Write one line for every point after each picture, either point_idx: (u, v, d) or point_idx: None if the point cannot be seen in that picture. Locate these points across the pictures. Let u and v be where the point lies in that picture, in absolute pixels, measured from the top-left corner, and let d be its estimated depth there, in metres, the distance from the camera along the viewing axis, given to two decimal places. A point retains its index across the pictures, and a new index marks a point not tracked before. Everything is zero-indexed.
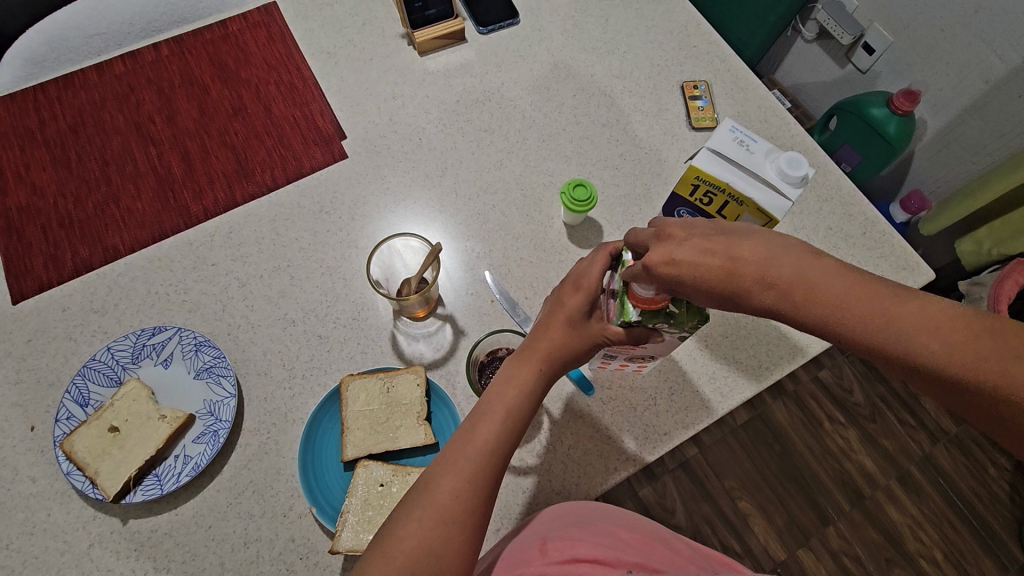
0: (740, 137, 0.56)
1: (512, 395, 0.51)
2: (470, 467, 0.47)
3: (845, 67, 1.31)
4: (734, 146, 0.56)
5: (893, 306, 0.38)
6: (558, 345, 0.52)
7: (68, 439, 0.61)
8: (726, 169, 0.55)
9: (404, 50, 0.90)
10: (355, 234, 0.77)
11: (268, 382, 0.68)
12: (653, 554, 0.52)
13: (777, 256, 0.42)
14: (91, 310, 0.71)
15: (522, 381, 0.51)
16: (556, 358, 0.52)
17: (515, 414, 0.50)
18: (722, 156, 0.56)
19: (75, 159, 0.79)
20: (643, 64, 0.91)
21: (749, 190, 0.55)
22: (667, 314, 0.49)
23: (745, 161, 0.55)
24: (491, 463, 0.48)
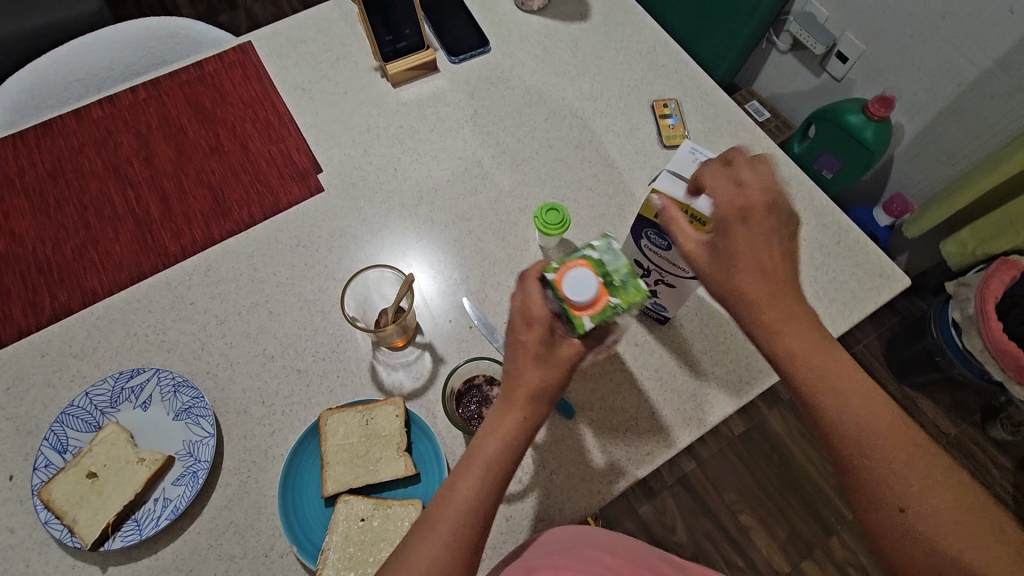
0: (701, 159, 0.59)
1: (493, 445, 0.50)
2: (456, 525, 0.47)
3: (820, 75, 1.33)
4: (694, 167, 0.58)
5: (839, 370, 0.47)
6: (529, 387, 0.51)
7: (45, 488, 0.61)
8: (687, 186, 0.57)
9: (378, 82, 0.91)
10: (333, 266, 0.78)
11: (248, 419, 0.68)
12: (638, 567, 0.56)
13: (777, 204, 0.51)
14: (69, 355, 0.71)
15: (502, 432, 0.50)
16: (528, 401, 0.51)
17: (499, 463, 0.49)
18: (683, 176, 0.58)
19: (53, 205, 0.79)
20: (613, 85, 0.93)
21: (696, 202, 0.55)
22: (613, 306, 0.49)
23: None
24: (478, 515, 0.48)
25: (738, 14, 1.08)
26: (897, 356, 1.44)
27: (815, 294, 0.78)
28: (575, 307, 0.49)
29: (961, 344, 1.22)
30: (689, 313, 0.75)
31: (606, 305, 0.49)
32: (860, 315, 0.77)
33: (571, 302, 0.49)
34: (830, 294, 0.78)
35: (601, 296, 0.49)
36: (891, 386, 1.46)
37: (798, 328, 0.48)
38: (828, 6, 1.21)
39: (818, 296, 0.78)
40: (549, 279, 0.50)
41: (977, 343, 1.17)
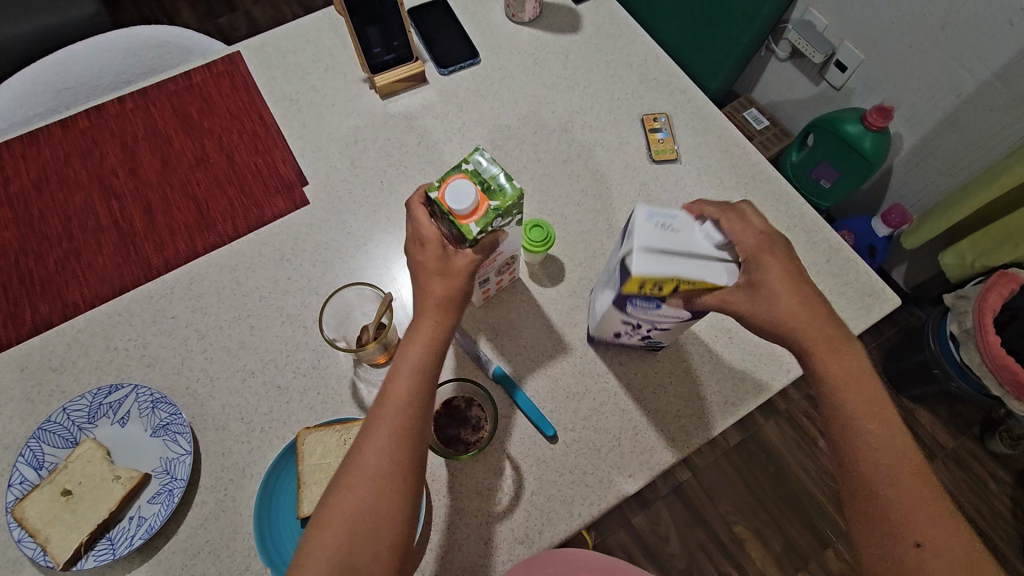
0: (657, 220, 0.55)
1: (418, 350, 0.55)
2: (399, 413, 0.52)
3: (819, 84, 1.32)
4: (659, 233, 0.54)
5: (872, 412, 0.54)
6: (437, 294, 0.57)
7: (19, 505, 0.60)
8: (667, 258, 0.53)
9: (366, 93, 0.91)
10: (316, 280, 0.77)
11: (226, 437, 0.67)
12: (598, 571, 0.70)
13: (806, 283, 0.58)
14: (49, 369, 0.71)
15: (424, 334, 0.56)
16: (438, 305, 0.57)
17: (427, 360, 0.55)
18: (658, 247, 0.53)
19: (37, 216, 0.79)
20: (603, 98, 0.92)
21: (700, 267, 0.54)
22: (495, 211, 0.56)
23: (680, 243, 0.54)
24: (419, 402, 0.53)
25: (737, 23, 1.07)
26: (893, 369, 1.43)
27: None
28: (460, 216, 0.55)
29: (958, 357, 1.21)
30: None
31: (486, 210, 0.56)
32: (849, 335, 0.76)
33: (456, 211, 0.54)
34: None
35: (480, 204, 0.56)
36: None
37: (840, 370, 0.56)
38: (827, 15, 1.20)
39: None
40: (432, 196, 0.56)
41: (973, 357, 1.16)
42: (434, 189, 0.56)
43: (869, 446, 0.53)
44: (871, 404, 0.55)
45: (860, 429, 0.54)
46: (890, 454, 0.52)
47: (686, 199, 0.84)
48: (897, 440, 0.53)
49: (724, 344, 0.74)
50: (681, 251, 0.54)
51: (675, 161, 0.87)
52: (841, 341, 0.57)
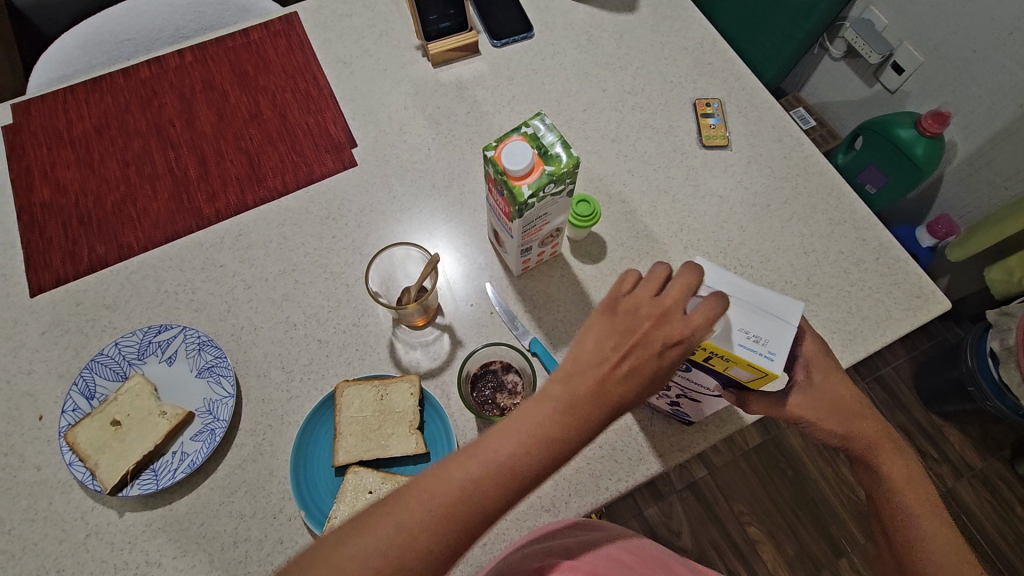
0: (761, 348, 0.50)
1: (519, 443, 0.41)
2: (438, 523, 0.39)
3: (873, 86, 1.27)
4: (771, 329, 0.51)
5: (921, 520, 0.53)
6: (610, 400, 0.42)
7: (72, 430, 0.63)
8: (762, 298, 0.53)
9: (418, 61, 0.91)
10: (360, 241, 0.78)
11: (267, 383, 0.69)
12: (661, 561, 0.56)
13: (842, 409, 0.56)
14: (103, 306, 0.73)
15: (540, 430, 0.41)
16: (597, 416, 0.42)
17: (529, 470, 0.41)
18: (768, 310, 0.52)
19: (97, 159, 0.82)
20: (655, 80, 0.91)
21: (732, 282, 0.54)
22: (548, 175, 0.56)
23: (751, 308, 0.52)
24: (477, 524, 0.40)
25: (793, 17, 1.05)
26: (924, 383, 1.39)
27: (848, 310, 0.76)
28: (513, 177, 0.56)
29: (996, 376, 1.17)
30: None
31: (540, 174, 0.57)
32: (894, 334, 0.74)
33: (511, 172, 0.56)
34: (863, 311, 0.76)
35: (535, 166, 0.57)
36: (917, 412, 1.41)
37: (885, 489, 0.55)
38: (888, 14, 1.16)
39: (851, 312, 0.75)
40: (488, 155, 0.58)
41: (1013, 377, 1.12)
42: (491, 149, 0.57)
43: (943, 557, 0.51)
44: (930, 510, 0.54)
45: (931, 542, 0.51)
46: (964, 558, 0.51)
47: (734, 187, 0.83)
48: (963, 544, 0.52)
49: None
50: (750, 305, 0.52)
51: (726, 148, 0.86)
52: (896, 439, 0.57)
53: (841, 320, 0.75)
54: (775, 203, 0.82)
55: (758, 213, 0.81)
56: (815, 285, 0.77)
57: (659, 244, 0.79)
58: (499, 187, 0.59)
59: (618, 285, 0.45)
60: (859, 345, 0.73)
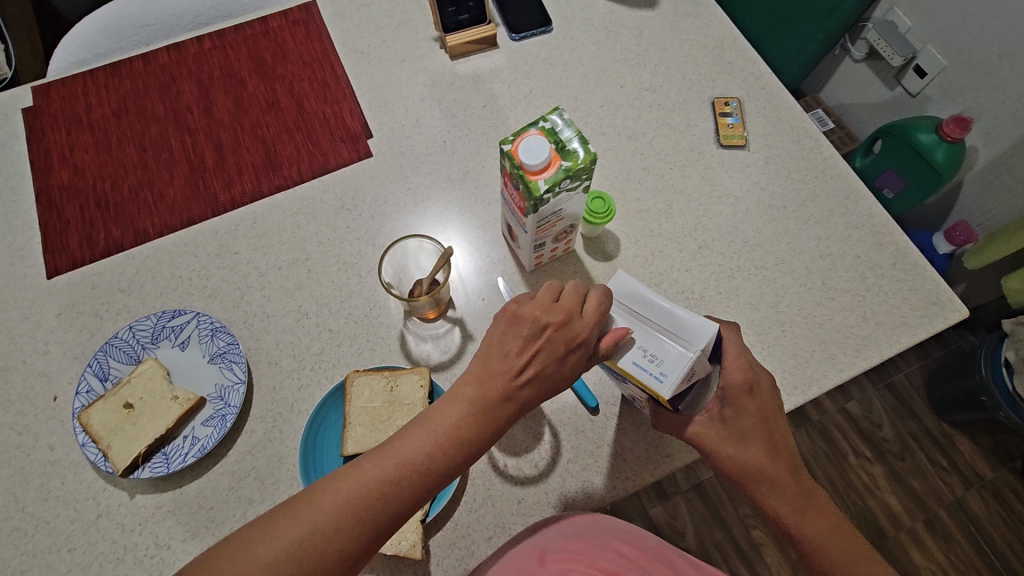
0: (654, 368, 0.49)
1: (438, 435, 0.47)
2: (353, 504, 0.44)
3: (894, 89, 1.25)
4: (668, 350, 0.49)
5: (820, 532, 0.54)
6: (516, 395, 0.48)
7: (85, 411, 0.64)
8: (672, 316, 0.51)
9: (436, 53, 0.90)
10: (373, 232, 0.78)
11: (278, 371, 0.70)
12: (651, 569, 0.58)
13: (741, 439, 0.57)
14: (118, 290, 0.74)
15: (452, 427, 0.47)
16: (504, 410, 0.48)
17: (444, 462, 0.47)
18: (674, 332, 0.50)
19: (115, 144, 0.82)
20: (674, 77, 0.90)
21: (643, 299, 0.52)
22: (564, 171, 0.56)
23: (657, 334, 0.50)
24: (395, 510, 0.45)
25: (815, 16, 1.03)
26: (935, 392, 1.38)
27: (863, 315, 0.75)
28: (530, 172, 0.56)
29: (1011, 386, 1.15)
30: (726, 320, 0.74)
31: (556, 169, 0.56)
32: (909, 341, 0.73)
33: (527, 166, 0.55)
34: (878, 317, 0.75)
35: (552, 161, 0.56)
36: (927, 421, 1.40)
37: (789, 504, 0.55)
38: (912, 16, 1.13)
39: (866, 317, 0.74)
40: (505, 149, 0.57)
41: None
42: (508, 143, 0.57)
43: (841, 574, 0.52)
44: (834, 526, 0.55)
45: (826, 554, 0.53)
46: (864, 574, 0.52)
47: (751, 188, 0.82)
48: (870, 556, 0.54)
49: (777, 337, 0.73)
50: (657, 330, 0.51)
51: (743, 148, 0.85)
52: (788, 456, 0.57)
53: (856, 324, 0.74)
54: (792, 205, 0.81)
55: (774, 215, 0.81)
56: (831, 289, 0.76)
57: (673, 243, 0.78)
58: (514, 182, 0.59)
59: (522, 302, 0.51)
60: (873, 351, 0.73)
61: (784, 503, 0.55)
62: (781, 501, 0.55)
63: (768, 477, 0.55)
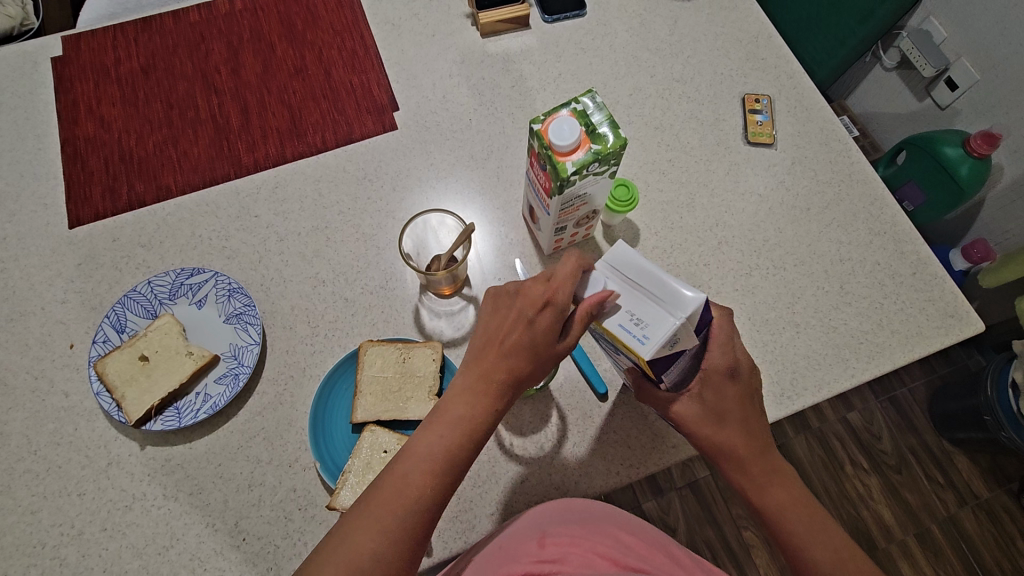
0: (637, 331, 0.45)
1: (476, 406, 0.48)
2: (411, 487, 0.45)
3: (923, 101, 1.23)
4: (655, 317, 0.44)
5: (795, 519, 0.53)
6: (504, 372, 0.48)
7: (101, 361, 0.65)
8: (661, 281, 0.45)
9: (468, 29, 0.90)
10: (394, 205, 0.78)
11: (292, 336, 0.70)
12: (654, 560, 0.55)
13: (719, 419, 0.55)
14: (138, 245, 0.74)
15: (481, 391, 0.48)
16: (499, 388, 0.48)
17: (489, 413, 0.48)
18: (663, 296, 0.45)
19: (142, 99, 0.82)
20: (706, 70, 0.89)
21: (634, 263, 0.46)
22: (594, 155, 0.55)
23: (644, 302, 0.45)
24: (428, 490, 0.45)
25: (850, 21, 1.01)
26: (937, 408, 1.37)
27: (877, 321, 0.74)
28: (558, 153, 0.55)
29: (1016, 408, 1.14)
30: (741, 317, 0.74)
31: (585, 152, 0.56)
32: (923, 352, 0.73)
33: (557, 147, 0.55)
34: (893, 325, 0.74)
35: (581, 144, 0.56)
36: (926, 437, 1.40)
37: (763, 489, 0.54)
38: (948, 27, 1.11)
39: (881, 324, 0.74)
40: (535, 128, 0.57)
41: None
42: (539, 123, 0.57)
43: (814, 555, 0.51)
44: (809, 511, 0.53)
45: (803, 536, 0.52)
46: (834, 551, 0.51)
47: (775, 187, 0.82)
48: (838, 531, 0.53)
49: (790, 336, 0.73)
50: (643, 296, 0.45)
51: (771, 146, 0.84)
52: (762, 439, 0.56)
53: (870, 331, 0.74)
54: (816, 207, 0.81)
55: (796, 216, 0.80)
56: (848, 293, 0.76)
57: (693, 237, 0.78)
58: (541, 162, 0.59)
59: (500, 287, 0.53)
60: (886, 358, 0.72)
61: (757, 485, 0.54)
62: (752, 482, 0.55)
63: (737, 459, 0.55)
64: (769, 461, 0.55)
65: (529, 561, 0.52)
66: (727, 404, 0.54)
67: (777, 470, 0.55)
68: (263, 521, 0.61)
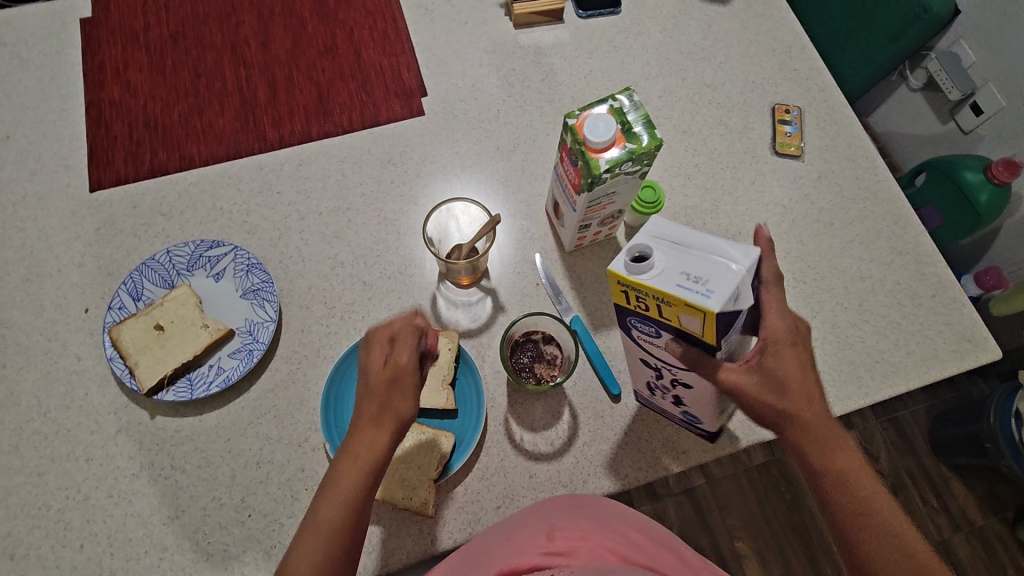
0: (699, 287, 0.43)
1: (355, 453, 0.48)
2: (309, 526, 0.46)
3: (947, 123, 1.23)
4: (716, 275, 0.44)
5: (858, 498, 0.47)
6: (364, 414, 0.50)
7: (117, 327, 0.65)
8: (706, 243, 0.46)
9: (500, 19, 0.89)
10: (417, 191, 0.78)
11: (307, 315, 0.70)
12: (661, 559, 0.55)
13: (781, 382, 0.49)
14: (158, 213, 0.74)
15: (359, 437, 0.49)
16: (366, 428, 0.49)
17: (364, 453, 0.48)
18: (715, 254, 0.45)
19: (169, 67, 0.81)
20: (738, 77, 0.88)
21: (670, 236, 0.47)
22: (629, 153, 0.55)
23: (694, 262, 0.45)
24: (331, 523, 0.46)
25: (877, 38, 1.00)
26: (938, 432, 1.37)
27: (894, 341, 0.74)
28: (592, 149, 0.55)
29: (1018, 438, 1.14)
30: None
31: (619, 150, 0.55)
32: (938, 375, 0.72)
33: (591, 143, 0.54)
34: (910, 346, 0.74)
35: (616, 141, 0.55)
36: (924, 460, 1.39)
37: (826, 463, 0.48)
38: (977, 50, 1.10)
39: (898, 345, 0.74)
40: (569, 122, 0.56)
41: None
42: (575, 117, 0.56)
43: (876, 537, 0.46)
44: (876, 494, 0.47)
45: (865, 517, 0.47)
46: (897, 536, 0.46)
47: (800, 199, 0.81)
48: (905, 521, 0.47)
49: None
50: (693, 256, 0.45)
51: (798, 158, 0.83)
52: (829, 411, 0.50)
53: (887, 350, 0.73)
54: (840, 222, 0.80)
55: (820, 230, 0.79)
56: (867, 311, 0.75)
57: None
58: (573, 157, 0.58)
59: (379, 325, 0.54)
60: (901, 378, 0.72)
61: (821, 458, 0.48)
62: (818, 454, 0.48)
63: (805, 434, 0.49)
64: (838, 436, 0.49)
65: (539, 552, 0.53)
66: (788, 373, 0.49)
67: (847, 449, 0.49)
68: (270, 499, 0.61)
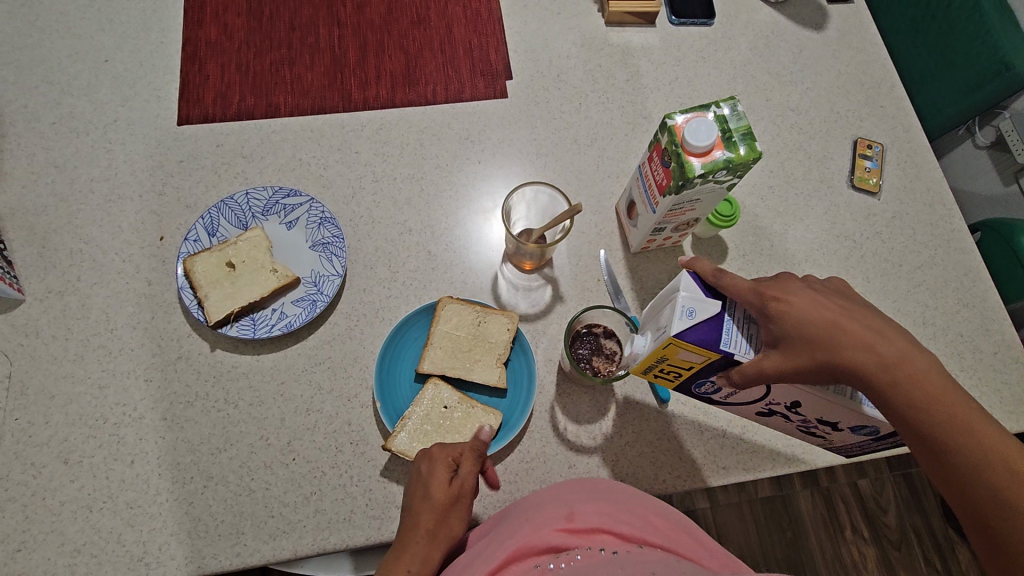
0: (660, 331, 0.51)
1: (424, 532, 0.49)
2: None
3: (1010, 185, 1.16)
4: (670, 310, 0.51)
5: (927, 400, 0.46)
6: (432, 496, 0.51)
7: (190, 258, 0.66)
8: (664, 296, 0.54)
9: (593, 14, 0.89)
10: (490, 171, 0.78)
11: (371, 276, 0.71)
12: (678, 542, 0.50)
13: (811, 323, 0.48)
14: (239, 155, 0.75)
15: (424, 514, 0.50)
16: (435, 508, 0.50)
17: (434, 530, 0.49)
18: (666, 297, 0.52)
19: (267, 15, 0.83)
20: (823, 106, 0.87)
21: (653, 305, 0.57)
22: (725, 162, 0.54)
23: (660, 315, 0.53)
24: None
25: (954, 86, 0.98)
26: None
27: None
28: (688, 151, 0.55)
29: None
30: None
31: (717, 156, 0.55)
32: None
33: (689, 146, 0.54)
34: None
35: (714, 147, 0.55)
36: (935, 520, 1.37)
37: (893, 381, 0.46)
38: None
39: None
40: (668, 123, 0.57)
41: None
42: (675, 119, 0.57)
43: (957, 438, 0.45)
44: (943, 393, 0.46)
45: (940, 419, 0.45)
46: (969, 426, 0.45)
47: (870, 236, 0.80)
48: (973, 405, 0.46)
49: None
50: (659, 314, 0.53)
51: (874, 195, 0.82)
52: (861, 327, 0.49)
53: None
54: (908, 265, 0.79)
55: (887, 269, 0.78)
56: None
57: (779, 268, 0.77)
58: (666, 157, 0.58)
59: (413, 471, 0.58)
60: None
61: (883, 380, 0.46)
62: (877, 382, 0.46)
63: (865, 380, 0.47)
64: (886, 355, 0.47)
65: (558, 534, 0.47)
66: (808, 317, 0.48)
67: (915, 376, 0.46)
68: (314, 446, 0.62)
